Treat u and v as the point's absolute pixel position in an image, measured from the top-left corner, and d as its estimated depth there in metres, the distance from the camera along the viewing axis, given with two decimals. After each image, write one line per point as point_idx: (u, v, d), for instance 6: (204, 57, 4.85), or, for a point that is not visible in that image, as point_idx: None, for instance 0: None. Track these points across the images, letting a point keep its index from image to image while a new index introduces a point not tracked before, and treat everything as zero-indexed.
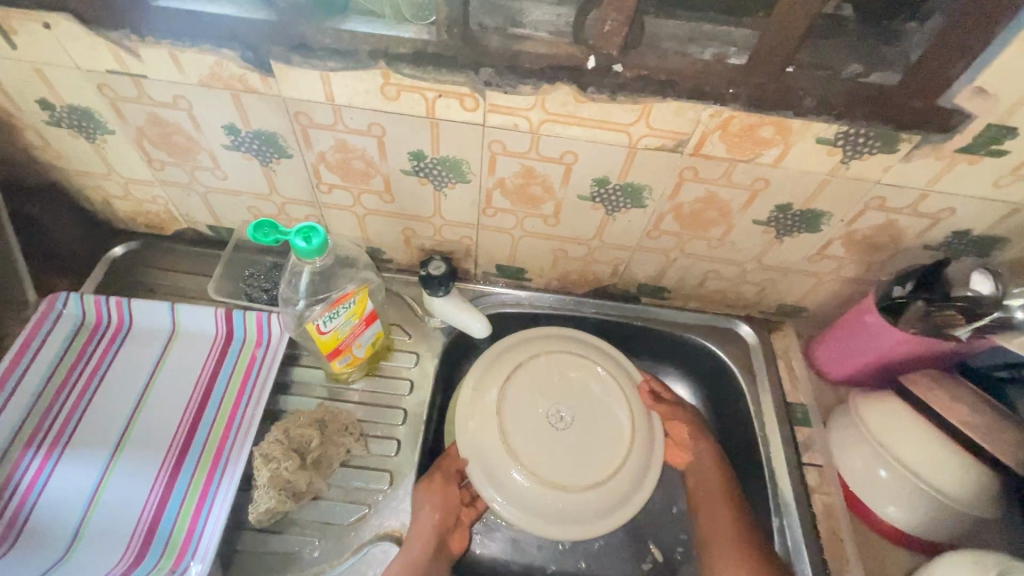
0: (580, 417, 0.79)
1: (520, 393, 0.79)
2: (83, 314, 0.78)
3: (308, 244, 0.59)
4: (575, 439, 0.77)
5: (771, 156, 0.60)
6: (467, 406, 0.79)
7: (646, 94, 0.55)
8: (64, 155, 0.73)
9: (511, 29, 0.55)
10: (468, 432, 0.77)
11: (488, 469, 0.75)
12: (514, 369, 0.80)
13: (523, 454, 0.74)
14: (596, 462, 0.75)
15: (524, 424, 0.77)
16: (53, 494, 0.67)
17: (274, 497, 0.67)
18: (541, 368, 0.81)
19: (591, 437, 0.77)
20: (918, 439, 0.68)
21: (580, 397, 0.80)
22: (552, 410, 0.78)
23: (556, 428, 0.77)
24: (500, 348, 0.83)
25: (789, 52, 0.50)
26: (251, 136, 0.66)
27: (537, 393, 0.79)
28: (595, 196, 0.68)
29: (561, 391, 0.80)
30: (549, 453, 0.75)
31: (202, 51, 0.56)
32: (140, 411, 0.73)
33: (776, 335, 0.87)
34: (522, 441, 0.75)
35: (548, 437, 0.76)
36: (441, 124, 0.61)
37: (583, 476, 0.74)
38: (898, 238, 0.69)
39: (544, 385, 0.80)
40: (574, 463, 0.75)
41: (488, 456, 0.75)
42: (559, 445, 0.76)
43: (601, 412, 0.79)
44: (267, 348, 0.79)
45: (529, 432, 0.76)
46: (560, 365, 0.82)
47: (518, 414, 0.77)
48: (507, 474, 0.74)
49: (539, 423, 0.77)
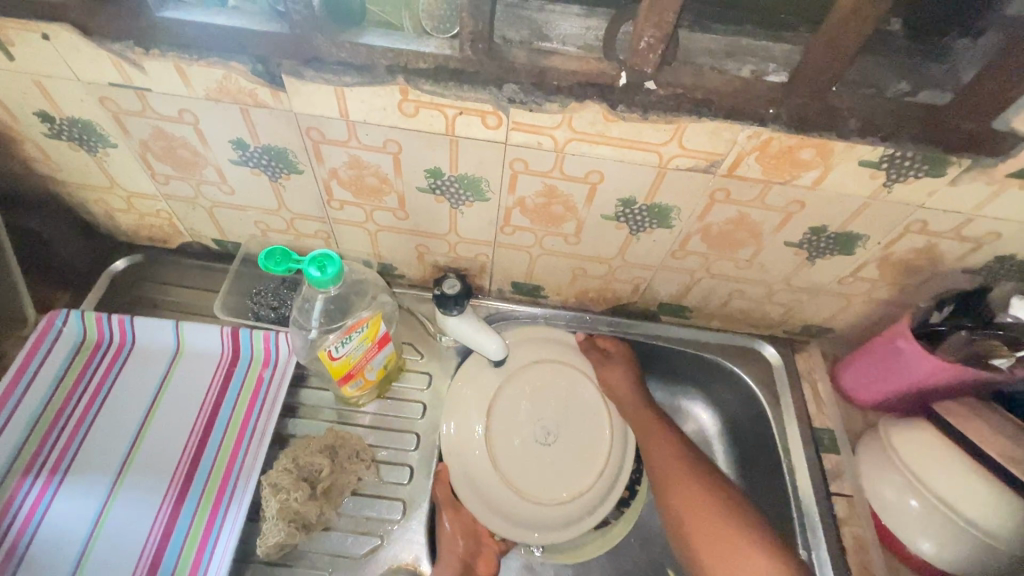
0: (559, 421, 0.80)
1: (500, 417, 0.78)
2: (84, 332, 0.75)
3: (323, 274, 0.59)
4: (562, 448, 0.78)
5: (809, 178, 0.57)
6: (462, 429, 0.76)
7: (680, 113, 0.52)
8: (65, 169, 0.70)
9: (538, 42, 0.52)
10: (467, 463, 0.75)
11: (500, 508, 0.74)
12: (493, 394, 0.79)
13: (518, 480, 0.75)
14: (585, 463, 0.77)
15: (512, 449, 0.77)
16: (52, 525, 0.64)
17: (284, 529, 0.64)
18: (515, 391, 0.80)
19: (577, 439, 0.79)
20: (956, 473, 0.65)
21: (554, 406, 0.80)
22: (534, 428, 0.78)
23: (543, 444, 0.78)
24: (512, 369, 0.80)
25: (837, 72, 0.47)
26: (260, 151, 0.63)
27: (516, 410, 0.79)
28: (619, 216, 0.65)
29: (542, 406, 0.80)
30: (543, 471, 0.76)
31: (209, 64, 0.53)
32: (143, 435, 0.70)
33: (800, 356, 0.85)
34: (513, 467, 0.76)
35: (541, 455, 0.77)
36: (461, 141, 0.58)
37: (576, 480, 0.77)
38: (937, 261, 0.66)
39: (516, 408, 0.79)
40: (566, 472, 0.77)
41: (495, 497, 0.75)
42: (551, 460, 0.77)
43: (580, 413, 0.80)
44: (275, 368, 0.76)
45: (521, 460, 0.77)
46: (534, 382, 0.81)
47: (504, 437, 0.77)
48: (521, 511, 0.75)
49: (527, 445, 0.77)
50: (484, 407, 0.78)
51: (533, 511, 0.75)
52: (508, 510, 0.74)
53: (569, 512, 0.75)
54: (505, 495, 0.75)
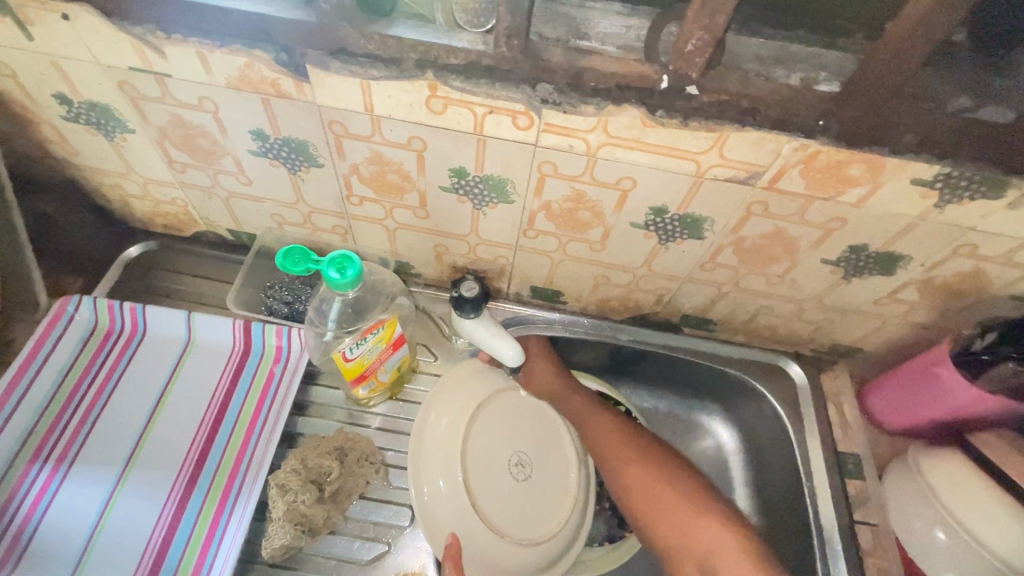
0: (527, 448, 0.72)
1: (476, 445, 0.69)
2: (96, 318, 0.74)
3: (342, 276, 0.57)
4: (538, 485, 0.71)
5: (855, 195, 0.54)
6: (440, 460, 0.66)
7: (722, 121, 0.49)
8: (82, 153, 0.68)
9: (575, 41, 0.50)
10: (458, 517, 0.64)
11: (497, 567, 0.65)
12: (468, 426, 0.69)
13: (496, 517, 0.67)
14: (554, 502, 0.71)
15: (493, 490, 0.68)
16: (56, 515, 0.63)
17: (290, 532, 0.63)
18: (492, 420, 0.71)
19: (552, 475, 0.72)
20: (992, 508, 0.61)
21: (521, 434, 0.72)
22: (511, 461, 0.70)
23: (519, 479, 0.70)
24: (501, 388, 0.73)
25: (899, 84, 0.44)
26: (280, 143, 0.61)
27: (491, 444, 0.70)
28: (649, 224, 0.62)
29: (519, 434, 0.72)
30: (520, 509, 0.68)
31: (232, 51, 0.51)
32: (151, 428, 0.69)
33: (826, 375, 0.82)
34: (494, 507, 0.67)
35: (521, 491, 0.69)
36: (489, 141, 0.55)
37: (548, 522, 0.69)
38: (983, 286, 0.62)
39: (489, 446, 0.70)
40: (543, 509, 0.70)
41: (491, 557, 0.65)
42: (527, 499, 0.69)
43: (553, 444, 0.74)
44: (285, 365, 0.75)
45: (507, 503, 0.68)
46: (506, 406, 0.73)
47: (482, 477, 0.68)
48: (520, 561, 0.66)
49: (507, 485, 0.69)
50: (461, 443, 0.67)
51: (506, 555, 0.66)
52: (484, 556, 0.65)
53: (540, 557, 0.68)
54: (497, 547, 0.65)
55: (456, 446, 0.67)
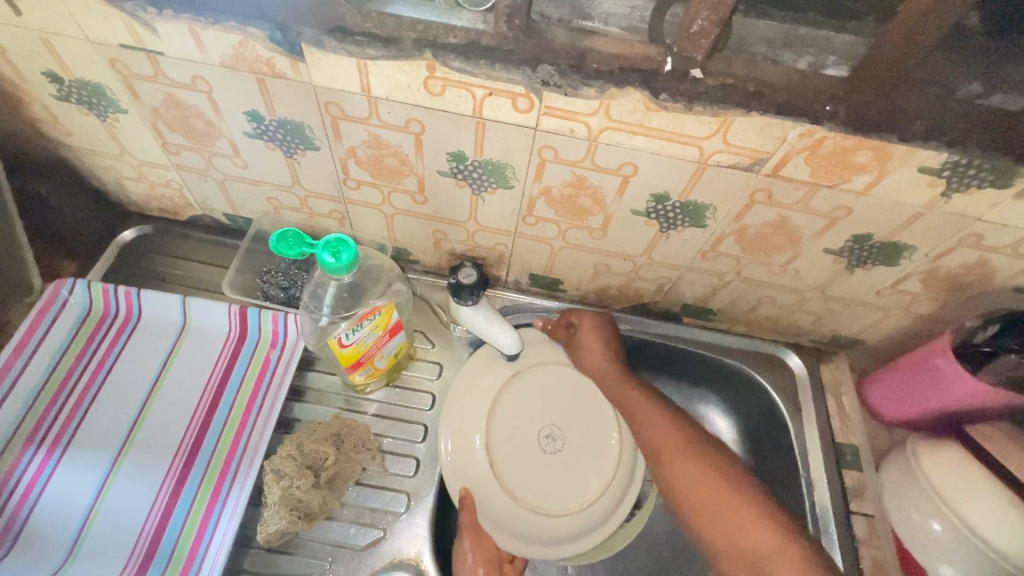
0: (563, 425, 0.77)
1: (507, 414, 0.76)
2: (90, 302, 0.73)
3: (337, 260, 0.56)
4: (564, 464, 0.75)
5: (860, 183, 0.53)
6: (459, 433, 0.72)
7: (727, 106, 0.48)
8: (74, 133, 0.67)
9: (578, 21, 0.49)
10: (473, 472, 0.71)
11: (507, 527, 0.70)
12: (495, 397, 0.75)
13: (515, 482, 0.72)
14: (577, 486, 0.74)
15: (517, 458, 0.74)
16: (52, 499, 0.63)
17: (285, 517, 0.63)
18: (526, 394, 0.77)
19: (581, 459, 0.75)
20: (989, 500, 0.61)
21: (558, 410, 0.77)
22: (542, 433, 0.76)
23: (547, 451, 0.75)
24: (536, 364, 0.78)
25: (910, 69, 0.43)
26: (275, 124, 0.60)
27: (522, 415, 0.76)
28: (650, 212, 0.62)
29: (555, 410, 0.77)
30: (542, 481, 0.73)
31: (225, 28, 0.50)
32: (147, 412, 0.69)
33: (825, 367, 0.81)
34: (514, 471, 0.73)
35: (546, 463, 0.74)
36: (488, 124, 0.54)
37: (564, 501, 0.73)
38: (987, 278, 0.62)
39: (523, 415, 0.76)
40: (565, 486, 0.74)
41: (505, 518, 0.71)
42: (550, 474, 0.74)
43: (592, 433, 0.77)
44: (282, 350, 0.74)
45: (528, 472, 0.73)
46: (551, 382, 0.78)
47: (505, 444, 0.74)
48: (532, 526, 0.71)
49: (533, 455, 0.74)
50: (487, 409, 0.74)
51: (520, 518, 0.71)
52: (497, 513, 0.71)
53: (552, 531, 0.71)
54: (508, 508, 0.71)
55: (483, 415, 0.74)
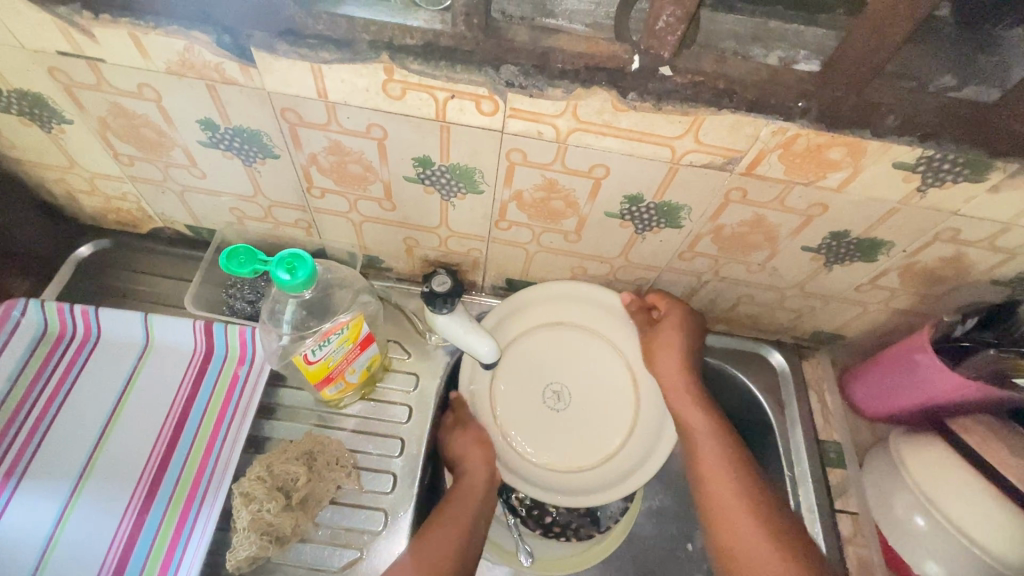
0: (578, 386, 0.74)
1: (526, 360, 0.75)
2: (45, 322, 0.70)
3: (293, 278, 0.54)
4: (566, 425, 0.73)
5: (835, 180, 0.52)
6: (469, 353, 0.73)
7: (697, 104, 0.47)
8: (19, 145, 0.64)
9: (542, 19, 0.47)
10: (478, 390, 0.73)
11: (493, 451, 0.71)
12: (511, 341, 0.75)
13: (512, 419, 0.73)
14: (579, 448, 0.72)
15: (523, 400, 0.73)
16: (4, 533, 0.59)
17: (255, 543, 0.60)
18: (546, 343, 0.75)
19: (586, 425, 0.73)
20: (973, 495, 0.60)
21: (578, 370, 0.75)
22: (554, 387, 0.74)
23: (553, 405, 0.73)
24: (564, 321, 0.76)
25: (881, 63, 0.42)
26: (231, 132, 0.57)
27: (537, 367, 0.75)
28: (624, 213, 0.60)
29: (573, 370, 0.75)
30: (541, 429, 0.72)
31: (168, 33, 0.47)
32: (108, 436, 0.66)
33: (807, 363, 0.81)
34: (513, 409, 0.73)
35: (548, 416, 0.73)
36: (453, 128, 0.52)
37: (556, 454, 0.72)
38: (964, 271, 0.61)
39: (541, 363, 0.75)
40: (562, 442, 0.72)
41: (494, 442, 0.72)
42: (550, 428, 0.72)
43: (608, 403, 0.74)
44: (251, 366, 0.71)
45: (528, 416, 0.73)
46: (591, 346, 0.76)
47: (513, 385, 0.74)
48: (517, 461, 0.71)
49: (536, 404, 0.73)
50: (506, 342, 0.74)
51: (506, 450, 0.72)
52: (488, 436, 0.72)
53: (540, 474, 0.71)
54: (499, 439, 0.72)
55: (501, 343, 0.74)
